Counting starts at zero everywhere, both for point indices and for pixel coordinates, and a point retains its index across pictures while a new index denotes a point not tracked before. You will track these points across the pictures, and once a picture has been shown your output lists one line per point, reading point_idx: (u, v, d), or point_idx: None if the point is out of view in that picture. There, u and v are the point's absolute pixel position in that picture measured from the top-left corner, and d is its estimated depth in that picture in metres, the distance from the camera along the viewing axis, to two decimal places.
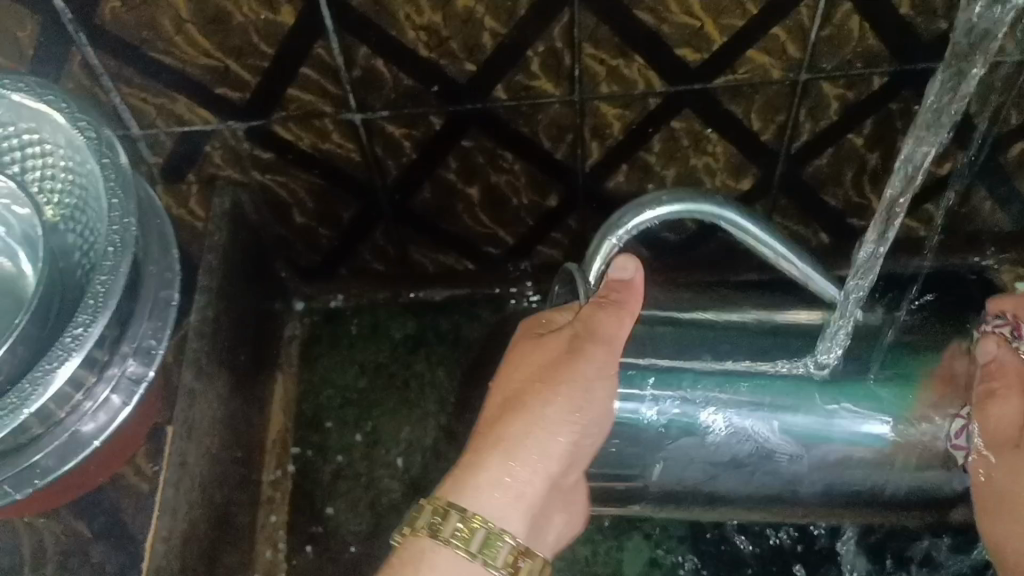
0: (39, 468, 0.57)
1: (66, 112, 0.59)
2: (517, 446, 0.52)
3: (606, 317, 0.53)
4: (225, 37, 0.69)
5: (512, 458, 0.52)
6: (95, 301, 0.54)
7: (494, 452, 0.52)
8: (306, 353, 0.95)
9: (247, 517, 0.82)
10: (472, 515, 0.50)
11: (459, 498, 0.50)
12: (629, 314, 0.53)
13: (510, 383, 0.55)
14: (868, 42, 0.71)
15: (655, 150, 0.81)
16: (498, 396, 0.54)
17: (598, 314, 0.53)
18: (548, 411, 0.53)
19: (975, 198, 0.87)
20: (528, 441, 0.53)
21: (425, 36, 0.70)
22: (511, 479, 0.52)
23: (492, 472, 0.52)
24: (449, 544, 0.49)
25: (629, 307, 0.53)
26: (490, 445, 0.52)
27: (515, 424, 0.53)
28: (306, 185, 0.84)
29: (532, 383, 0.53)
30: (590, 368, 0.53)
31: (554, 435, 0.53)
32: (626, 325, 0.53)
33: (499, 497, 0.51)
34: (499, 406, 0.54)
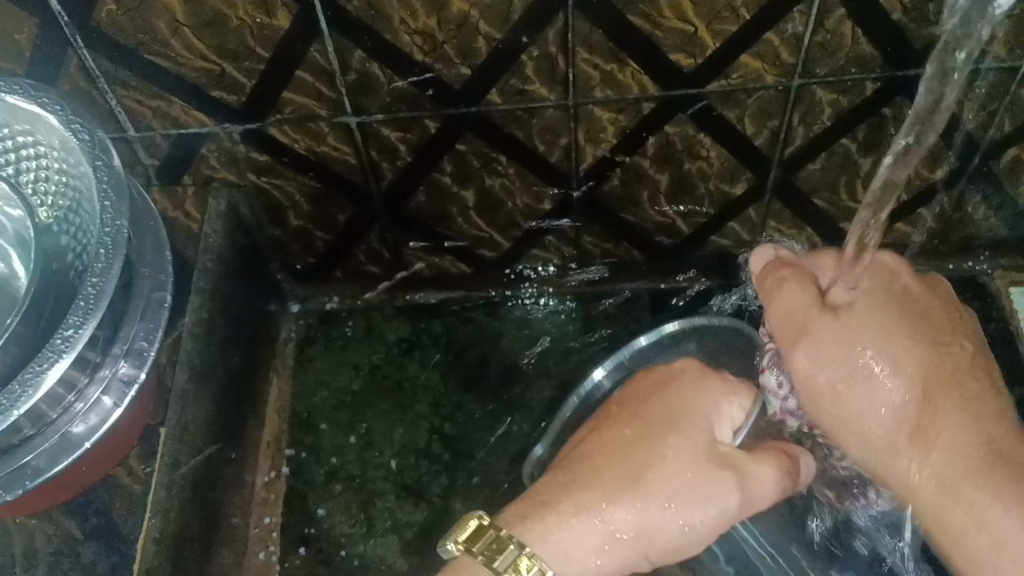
0: (30, 469, 0.57)
1: (59, 115, 0.60)
2: (613, 514, 0.49)
3: (764, 470, 0.51)
4: (220, 40, 0.69)
5: (595, 528, 0.49)
6: (86, 303, 0.54)
7: (590, 506, 0.49)
8: (301, 356, 0.95)
9: (240, 519, 0.82)
10: (530, 556, 0.47)
11: (537, 546, 0.48)
12: (785, 481, 0.51)
13: (634, 456, 0.50)
14: (862, 48, 0.72)
15: (649, 154, 0.81)
16: (630, 451, 0.50)
17: (762, 463, 0.51)
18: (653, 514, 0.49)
19: (969, 204, 0.87)
20: (624, 522, 0.49)
21: (419, 40, 0.70)
22: (573, 537, 0.49)
23: (576, 534, 0.49)
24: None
25: (790, 473, 0.51)
26: (584, 506, 0.49)
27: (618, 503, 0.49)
28: (301, 188, 0.84)
29: (660, 446, 0.50)
30: (735, 510, 0.50)
31: (666, 531, 0.49)
32: (775, 484, 0.51)
33: (554, 551, 0.48)
34: (616, 454, 0.51)
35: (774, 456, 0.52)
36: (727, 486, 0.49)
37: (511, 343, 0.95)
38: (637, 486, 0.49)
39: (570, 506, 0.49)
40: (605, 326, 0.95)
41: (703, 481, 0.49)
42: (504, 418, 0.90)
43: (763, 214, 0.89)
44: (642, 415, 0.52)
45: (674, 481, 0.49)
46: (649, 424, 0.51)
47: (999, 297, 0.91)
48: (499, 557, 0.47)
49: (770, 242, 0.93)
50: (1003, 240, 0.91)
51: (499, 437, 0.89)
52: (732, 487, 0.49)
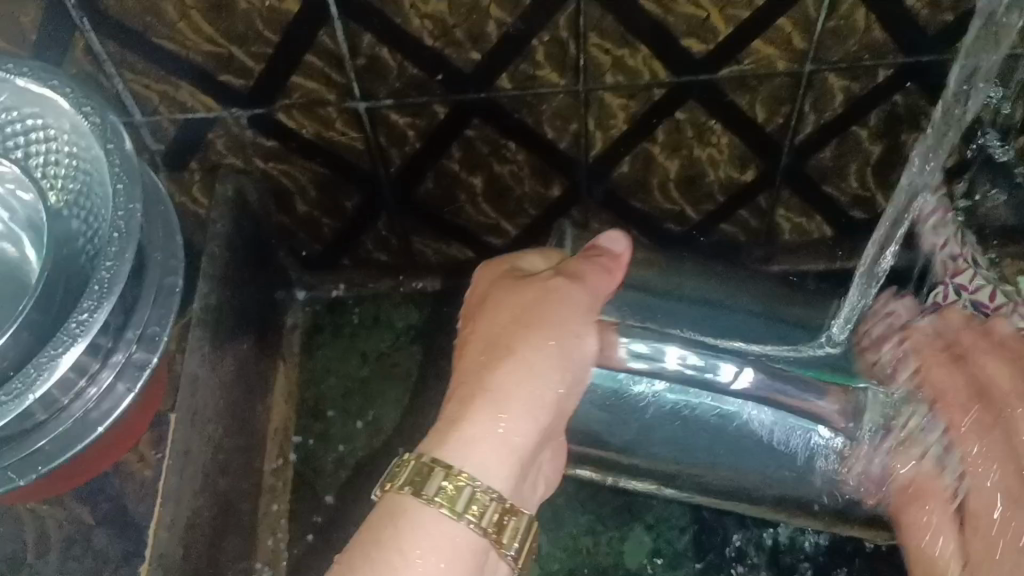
0: (43, 454, 0.58)
1: (71, 97, 0.59)
2: (510, 393, 0.49)
3: (595, 276, 0.53)
4: (229, 24, 0.69)
5: (496, 407, 0.49)
6: (100, 288, 0.54)
7: (471, 406, 0.49)
8: (308, 343, 0.95)
9: (249, 506, 0.82)
10: (445, 466, 0.46)
11: (442, 452, 0.47)
12: (612, 280, 0.53)
13: (488, 329, 0.52)
14: (875, 33, 0.71)
15: (659, 141, 0.81)
16: (486, 326, 0.53)
17: (587, 271, 0.53)
18: (538, 352, 0.50)
19: (978, 192, 0.87)
20: (491, 392, 0.49)
21: (429, 24, 0.70)
22: (503, 429, 0.49)
23: (480, 429, 0.48)
24: (429, 502, 0.46)
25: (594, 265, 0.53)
26: (469, 408, 0.49)
27: (505, 368, 0.50)
28: (310, 174, 0.84)
29: (503, 320, 0.52)
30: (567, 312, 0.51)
31: (541, 381, 0.50)
32: (608, 287, 0.53)
33: (485, 450, 0.48)
34: (473, 351, 0.52)
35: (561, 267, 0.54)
36: (557, 288, 0.52)
37: None
38: (496, 363, 0.50)
39: (459, 400, 0.49)
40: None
41: (532, 304, 0.52)
42: None
43: (773, 202, 0.89)
44: (488, 294, 0.55)
45: (513, 320, 0.52)
46: (494, 309, 0.53)
47: None
48: (422, 482, 0.46)
49: (779, 230, 0.93)
50: None
51: None
52: (559, 303, 0.51)
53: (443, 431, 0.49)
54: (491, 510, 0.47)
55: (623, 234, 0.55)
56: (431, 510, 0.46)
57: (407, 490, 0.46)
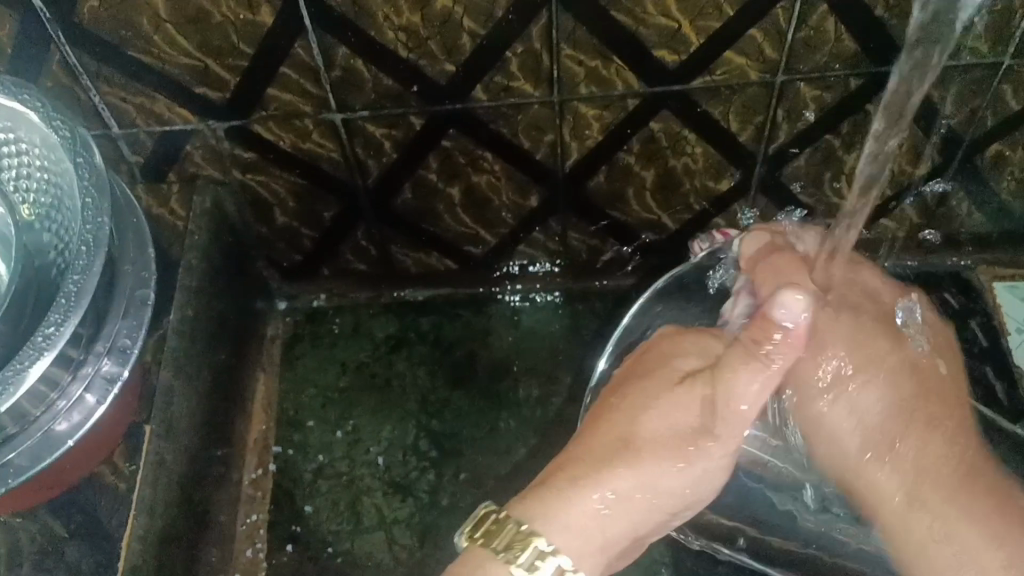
0: (13, 467, 0.57)
1: (40, 111, 0.59)
2: (611, 490, 0.49)
3: (740, 367, 0.48)
4: (204, 37, 0.69)
5: (614, 505, 0.49)
6: (67, 301, 0.54)
7: (592, 485, 0.49)
8: (287, 353, 0.95)
9: (227, 516, 0.82)
10: (526, 533, 0.47)
11: (540, 525, 0.47)
12: (762, 365, 0.47)
13: (620, 427, 0.51)
14: (845, 44, 0.72)
15: (635, 151, 0.82)
16: (618, 422, 0.51)
17: (734, 368, 0.48)
18: (646, 468, 0.50)
19: (952, 200, 0.88)
20: (615, 481, 0.49)
21: (403, 36, 0.70)
22: (596, 524, 0.49)
23: (599, 526, 0.49)
24: (504, 563, 0.45)
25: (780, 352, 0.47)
26: (595, 486, 0.49)
27: (620, 477, 0.49)
28: (288, 185, 0.84)
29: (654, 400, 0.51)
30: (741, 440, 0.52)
31: (677, 483, 0.50)
32: (756, 381, 0.47)
33: (575, 538, 0.48)
34: (618, 414, 0.52)
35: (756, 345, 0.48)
36: (708, 405, 0.49)
37: (496, 339, 0.95)
38: (629, 454, 0.50)
39: (567, 480, 0.49)
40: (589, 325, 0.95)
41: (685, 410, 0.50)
42: (491, 412, 0.90)
43: (749, 211, 0.89)
44: (632, 388, 0.53)
45: (657, 430, 0.50)
46: (658, 384, 0.52)
47: (983, 293, 0.92)
48: (497, 538, 0.46)
49: None
50: (986, 235, 0.91)
51: (489, 436, 0.89)
52: (695, 422, 0.50)
53: (554, 499, 0.48)
54: None
55: (794, 295, 0.46)
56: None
57: (477, 542, 0.47)
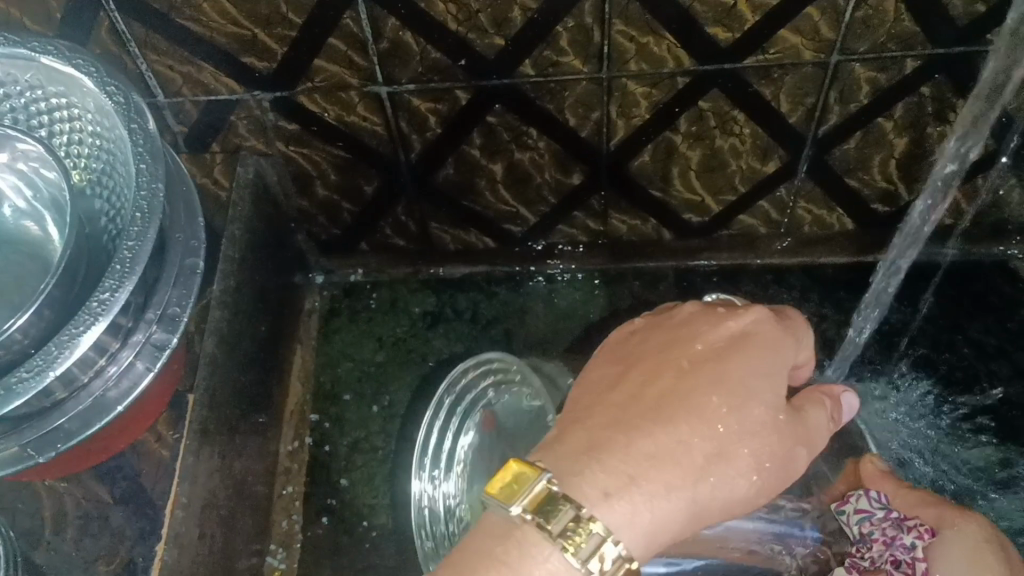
0: (63, 432, 0.57)
1: (94, 77, 0.59)
2: (652, 474, 0.43)
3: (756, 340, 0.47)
4: (252, 6, 0.69)
5: (670, 489, 0.43)
6: (122, 267, 0.54)
7: (624, 468, 0.43)
8: (325, 327, 0.96)
9: (265, 488, 0.82)
10: (563, 496, 0.42)
11: (600, 510, 0.42)
12: (778, 348, 0.46)
13: (635, 383, 0.47)
14: (903, 24, 0.70)
15: (681, 130, 0.80)
16: (636, 381, 0.47)
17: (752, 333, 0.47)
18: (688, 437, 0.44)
19: (1003, 187, 0.86)
20: (654, 460, 0.44)
21: (454, 9, 0.69)
22: (640, 489, 0.43)
23: (659, 503, 0.43)
24: (556, 542, 0.40)
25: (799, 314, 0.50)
26: (630, 465, 0.43)
27: (648, 436, 0.44)
28: (331, 158, 0.84)
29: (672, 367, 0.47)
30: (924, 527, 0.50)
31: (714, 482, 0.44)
32: (775, 356, 0.46)
33: (616, 505, 0.42)
34: (638, 376, 0.47)
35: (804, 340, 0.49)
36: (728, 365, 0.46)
37: (535, 318, 0.95)
38: (647, 446, 0.44)
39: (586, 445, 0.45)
40: (610, 308, 0.94)
41: (721, 384, 0.45)
42: None
43: (794, 194, 0.88)
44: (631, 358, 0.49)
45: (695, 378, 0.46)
46: (668, 369, 0.47)
47: None
48: (551, 516, 0.41)
49: (800, 222, 0.92)
50: None
51: None
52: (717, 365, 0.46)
53: (582, 482, 0.43)
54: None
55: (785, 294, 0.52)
56: (547, 542, 0.41)
57: (530, 520, 0.41)
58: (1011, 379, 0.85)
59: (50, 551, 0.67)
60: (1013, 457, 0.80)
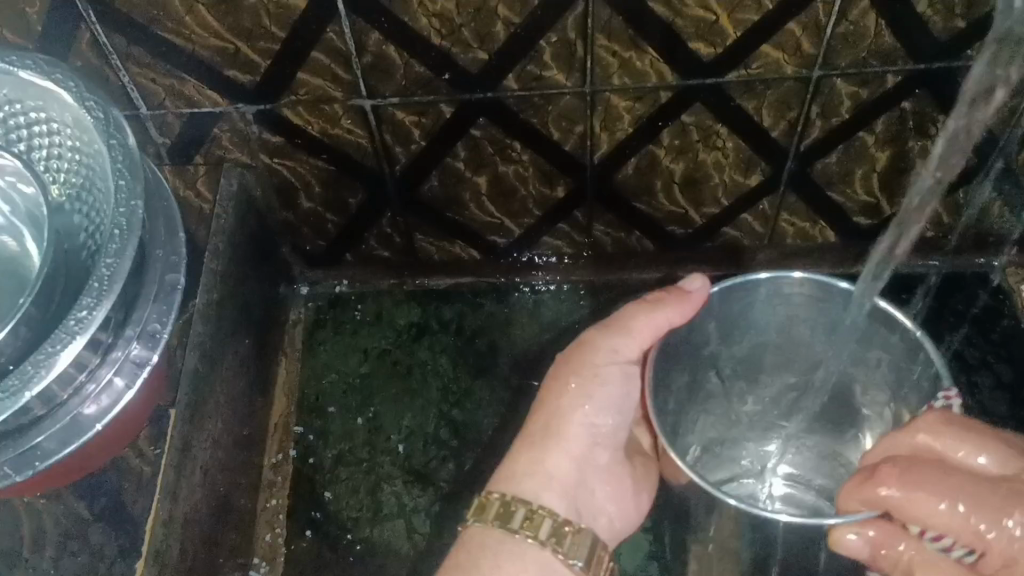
0: (40, 451, 0.57)
1: (74, 92, 0.59)
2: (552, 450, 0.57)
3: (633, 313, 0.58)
4: (235, 19, 0.69)
5: (551, 456, 0.57)
6: (100, 284, 0.54)
7: (527, 451, 0.58)
8: (310, 338, 0.95)
9: (248, 502, 0.82)
10: (507, 497, 0.55)
11: (510, 487, 0.56)
12: (648, 311, 0.57)
13: (548, 384, 0.60)
14: (884, 40, 0.71)
15: (665, 144, 0.81)
16: (548, 382, 0.59)
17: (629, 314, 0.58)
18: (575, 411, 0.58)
19: (985, 199, 0.87)
20: (555, 441, 0.57)
21: (437, 23, 0.69)
22: (543, 467, 0.57)
23: (554, 470, 0.57)
24: (513, 531, 0.54)
25: (667, 308, 0.57)
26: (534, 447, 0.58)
27: (547, 422, 0.58)
28: (315, 170, 0.84)
29: (560, 362, 0.59)
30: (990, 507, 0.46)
31: (584, 428, 0.58)
32: (644, 319, 0.57)
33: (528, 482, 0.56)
34: (553, 379, 0.59)
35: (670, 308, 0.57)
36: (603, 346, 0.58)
37: (520, 330, 0.95)
38: (548, 430, 0.58)
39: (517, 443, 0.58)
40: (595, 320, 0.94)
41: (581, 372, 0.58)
42: (512, 403, 0.90)
43: (778, 207, 0.88)
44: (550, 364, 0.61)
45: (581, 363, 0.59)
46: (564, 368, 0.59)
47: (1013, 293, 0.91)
48: (509, 518, 0.54)
49: (783, 235, 0.92)
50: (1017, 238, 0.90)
51: (510, 429, 0.88)
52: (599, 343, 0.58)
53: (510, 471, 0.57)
54: (546, 525, 0.54)
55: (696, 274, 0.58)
56: (512, 534, 0.53)
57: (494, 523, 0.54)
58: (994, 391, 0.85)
59: (28, 570, 0.66)
60: None
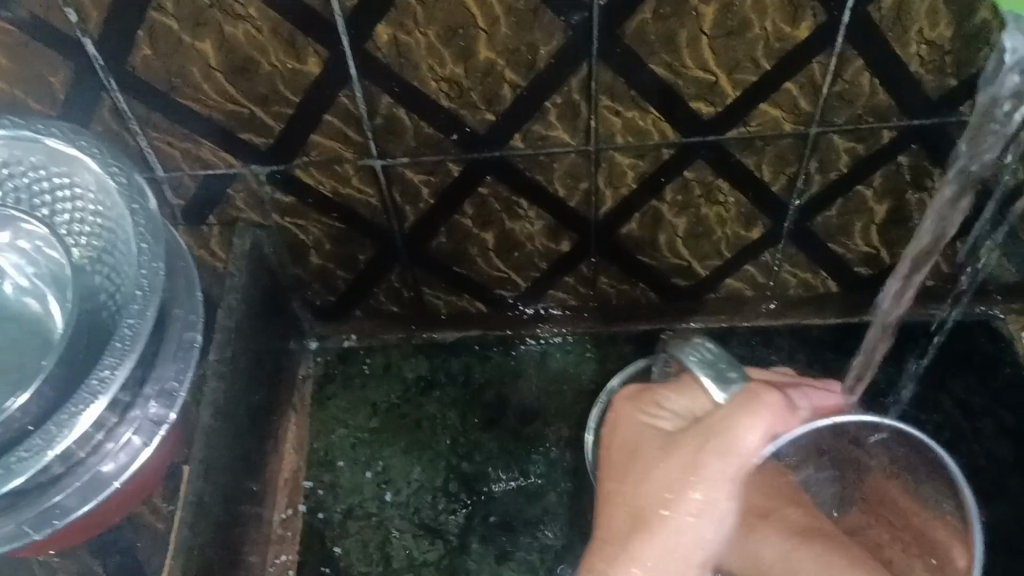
0: (60, 508, 0.58)
1: (98, 158, 0.62)
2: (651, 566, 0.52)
3: (740, 420, 0.49)
4: (250, 85, 0.71)
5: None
6: (122, 344, 0.55)
7: (625, 553, 0.52)
8: (320, 393, 0.96)
9: (259, 557, 0.82)
10: None
11: None
12: (757, 417, 0.49)
13: (637, 485, 0.53)
14: (879, 98, 0.73)
15: (667, 199, 0.83)
16: (634, 481, 0.53)
17: (735, 422, 0.49)
18: (680, 526, 0.52)
19: (983, 249, 0.88)
20: (652, 555, 0.52)
21: (446, 87, 0.72)
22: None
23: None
24: None
25: (769, 416, 0.49)
26: (629, 551, 0.52)
27: (648, 544, 0.52)
28: (325, 229, 0.86)
29: (650, 461, 0.53)
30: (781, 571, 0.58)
31: (694, 546, 0.52)
32: (751, 427, 0.49)
33: None
34: (635, 478, 0.53)
35: (778, 416, 0.49)
36: (703, 453, 0.51)
37: (527, 381, 0.96)
38: (641, 541, 0.52)
39: (603, 557, 0.53)
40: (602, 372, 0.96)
41: (686, 477, 0.51)
42: (520, 454, 0.91)
43: (779, 258, 0.90)
44: (630, 455, 0.55)
45: (675, 470, 0.52)
46: (643, 467, 0.53)
47: (1014, 341, 0.93)
48: None
49: (785, 285, 0.94)
50: (1016, 286, 0.92)
51: (518, 483, 0.89)
52: (696, 447, 0.51)
53: (599, 574, 0.52)
54: None
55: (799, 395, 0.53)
56: None
57: None
58: (998, 440, 0.86)
59: None
60: (1002, 519, 0.81)
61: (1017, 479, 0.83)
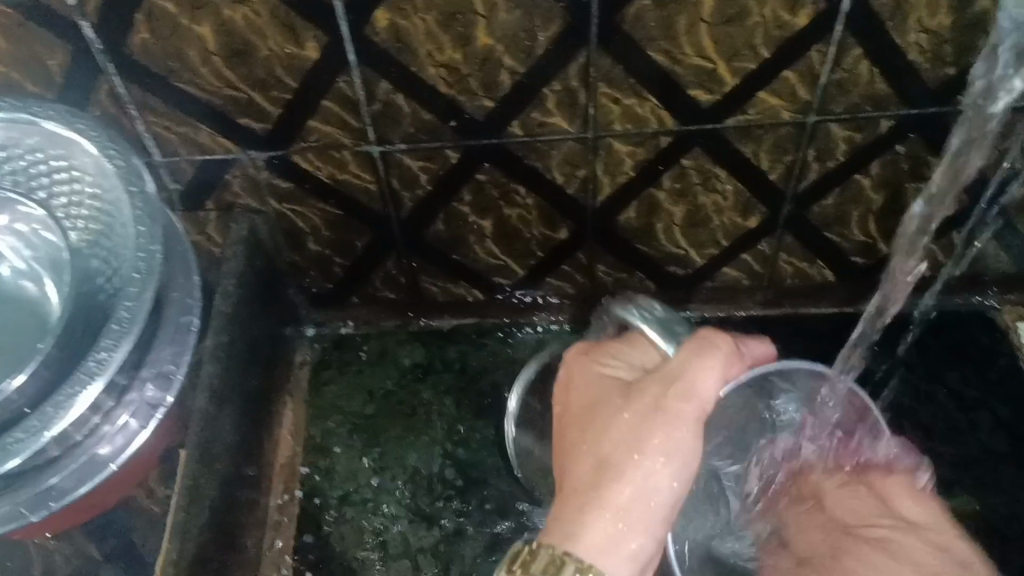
0: (56, 490, 0.57)
1: (96, 141, 0.62)
2: (630, 512, 0.50)
3: (694, 361, 0.53)
4: (248, 70, 0.71)
5: (621, 519, 0.50)
6: (119, 326, 0.56)
7: (591, 499, 0.50)
8: (316, 379, 0.96)
9: (254, 541, 0.83)
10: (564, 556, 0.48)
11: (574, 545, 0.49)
12: (709, 357, 0.53)
13: (599, 435, 0.53)
14: (877, 87, 0.73)
15: (665, 187, 0.83)
16: (593, 431, 0.53)
17: (692, 364, 0.53)
18: (647, 466, 0.51)
19: (979, 240, 0.89)
20: (628, 501, 0.50)
21: (444, 73, 0.71)
22: (623, 526, 0.50)
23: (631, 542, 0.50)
24: None
25: (716, 358, 0.53)
26: (602, 496, 0.50)
27: (621, 487, 0.50)
28: (322, 215, 0.86)
29: (609, 411, 0.53)
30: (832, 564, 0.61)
31: (661, 484, 0.51)
32: (705, 367, 0.53)
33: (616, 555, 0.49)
34: (593, 429, 0.53)
35: (726, 358, 0.53)
36: (663, 396, 0.52)
37: (523, 369, 0.96)
38: (611, 487, 0.50)
39: (577, 507, 0.50)
40: None
41: (649, 421, 0.52)
42: None
43: (775, 247, 0.90)
44: (589, 409, 0.54)
45: (633, 414, 0.52)
46: (602, 416, 0.53)
47: (1008, 332, 0.93)
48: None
49: (782, 274, 0.94)
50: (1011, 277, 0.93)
51: None
52: (656, 390, 0.52)
53: (566, 523, 0.50)
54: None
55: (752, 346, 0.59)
56: None
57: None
58: (992, 429, 0.86)
59: None
60: (994, 507, 0.81)
61: (1009, 467, 0.84)
